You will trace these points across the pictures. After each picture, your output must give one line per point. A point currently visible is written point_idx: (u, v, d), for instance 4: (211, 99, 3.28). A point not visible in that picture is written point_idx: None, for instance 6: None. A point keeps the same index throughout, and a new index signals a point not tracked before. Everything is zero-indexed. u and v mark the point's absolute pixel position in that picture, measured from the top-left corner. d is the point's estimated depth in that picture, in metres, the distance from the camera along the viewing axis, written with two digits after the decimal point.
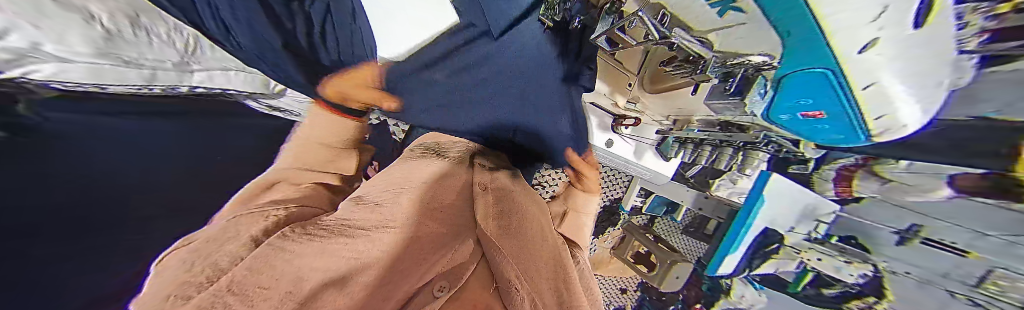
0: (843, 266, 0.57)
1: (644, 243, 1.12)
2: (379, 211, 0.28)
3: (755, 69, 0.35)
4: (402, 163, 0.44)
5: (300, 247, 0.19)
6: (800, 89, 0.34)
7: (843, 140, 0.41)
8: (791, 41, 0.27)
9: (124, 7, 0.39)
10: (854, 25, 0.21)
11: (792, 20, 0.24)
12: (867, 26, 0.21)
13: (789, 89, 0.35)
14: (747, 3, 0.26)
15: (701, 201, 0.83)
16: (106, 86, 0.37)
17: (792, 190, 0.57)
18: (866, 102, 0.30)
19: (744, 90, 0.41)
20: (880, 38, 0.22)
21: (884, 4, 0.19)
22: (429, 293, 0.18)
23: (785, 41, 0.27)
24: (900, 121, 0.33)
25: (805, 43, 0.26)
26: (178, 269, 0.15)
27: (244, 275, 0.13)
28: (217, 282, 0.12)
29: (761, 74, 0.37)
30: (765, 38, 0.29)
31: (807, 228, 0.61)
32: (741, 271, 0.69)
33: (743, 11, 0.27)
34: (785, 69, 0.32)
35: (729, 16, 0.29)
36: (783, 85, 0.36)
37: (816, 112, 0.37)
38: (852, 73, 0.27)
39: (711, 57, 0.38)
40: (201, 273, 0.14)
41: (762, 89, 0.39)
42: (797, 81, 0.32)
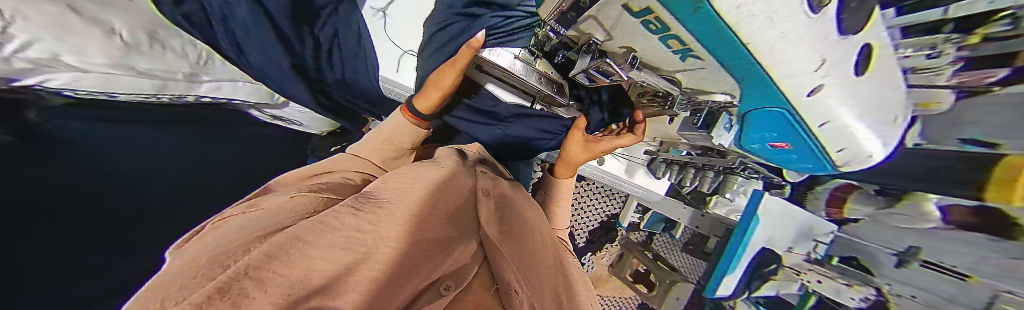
0: (843, 289, 0.54)
1: (642, 261, 1.10)
2: (383, 209, 0.27)
3: (721, 106, 0.34)
4: (411, 165, 0.43)
5: (316, 238, 0.20)
6: (761, 125, 0.29)
7: (813, 167, 0.35)
8: (740, 83, 0.24)
9: (143, 22, 0.41)
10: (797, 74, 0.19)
11: (737, 66, 0.21)
12: (812, 73, 0.18)
13: (750, 123, 0.31)
14: (702, 53, 0.22)
15: (698, 219, 0.83)
16: (114, 93, 0.41)
17: (783, 208, 0.57)
18: (831, 141, 0.26)
19: (710, 123, 0.39)
20: (825, 83, 0.19)
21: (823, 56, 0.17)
22: (435, 291, 0.20)
23: (743, 88, 0.25)
24: (866, 156, 0.28)
25: (748, 83, 0.23)
26: (213, 244, 0.18)
27: (257, 261, 0.14)
28: (221, 269, 0.13)
29: (727, 110, 0.35)
30: (723, 81, 0.26)
31: (807, 249, 0.59)
32: (739, 293, 0.67)
33: (701, 59, 0.24)
34: (747, 106, 0.28)
35: (691, 62, 0.26)
36: (744, 123, 0.33)
37: (782, 144, 0.31)
38: (808, 114, 0.23)
39: (677, 93, 0.37)
40: (209, 256, 0.15)
41: (728, 122, 0.36)
42: (756, 118, 0.29)
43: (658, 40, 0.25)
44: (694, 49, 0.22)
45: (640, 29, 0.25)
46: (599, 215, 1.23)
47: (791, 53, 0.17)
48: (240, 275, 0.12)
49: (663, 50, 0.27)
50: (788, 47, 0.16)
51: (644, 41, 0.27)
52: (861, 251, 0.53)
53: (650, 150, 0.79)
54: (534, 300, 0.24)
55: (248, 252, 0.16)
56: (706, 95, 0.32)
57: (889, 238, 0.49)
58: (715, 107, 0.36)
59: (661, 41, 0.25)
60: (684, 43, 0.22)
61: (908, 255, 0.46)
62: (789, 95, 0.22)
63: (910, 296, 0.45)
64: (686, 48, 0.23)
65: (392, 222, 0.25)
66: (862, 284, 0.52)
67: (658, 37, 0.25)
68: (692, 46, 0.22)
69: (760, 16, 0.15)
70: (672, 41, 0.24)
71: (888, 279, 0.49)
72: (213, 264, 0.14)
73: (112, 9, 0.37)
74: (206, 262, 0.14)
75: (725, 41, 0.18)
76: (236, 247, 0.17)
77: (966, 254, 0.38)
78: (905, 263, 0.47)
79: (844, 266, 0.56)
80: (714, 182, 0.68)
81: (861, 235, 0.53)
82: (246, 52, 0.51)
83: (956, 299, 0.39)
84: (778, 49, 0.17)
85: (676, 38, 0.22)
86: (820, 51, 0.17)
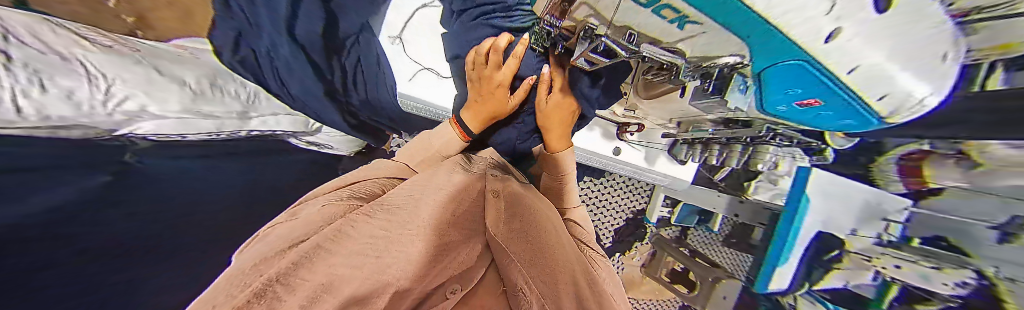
0: (932, 275, 0.47)
1: (678, 259, 1.04)
2: (400, 213, 0.30)
3: (730, 68, 0.32)
4: (429, 171, 0.45)
5: (336, 246, 0.23)
6: (783, 79, 0.27)
7: (854, 125, 0.32)
8: (744, 36, 0.22)
9: (206, 75, 0.50)
10: (806, 17, 0.16)
11: (732, 15, 0.19)
12: (824, 16, 0.15)
13: (769, 81, 0.29)
14: (698, 17, 0.21)
15: (738, 206, 0.77)
16: (187, 135, 0.46)
17: (834, 184, 0.53)
18: (864, 83, 0.22)
19: (722, 87, 0.38)
20: (843, 27, 0.16)
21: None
22: (443, 294, 0.24)
23: (749, 40, 0.22)
24: (899, 105, 0.25)
25: (752, 31, 0.20)
26: (252, 258, 0.21)
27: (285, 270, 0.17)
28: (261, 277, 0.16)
29: (739, 71, 0.32)
30: (728, 43, 0.25)
31: (876, 231, 0.54)
32: (797, 287, 0.61)
33: (699, 23, 0.23)
34: (762, 62, 0.26)
35: (690, 28, 0.25)
36: (764, 81, 0.30)
37: (811, 100, 0.28)
38: (831, 58, 0.20)
39: (682, 64, 0.35)
40: (245, 269, 0.18)
41: (742, 83, 0.35)
42: (775, 70, 0.26)
43: (653, 11, 0.25)
44: (689, 15, 0.22)
45: (635, 6, 0.25)
46: (623, 212, 1.17)
47: None
48: (276, 281, 0.15)
49: (659, 21, 0.26)
50: None
51: (640, 16, 0.27)
52: (951, 230, 0.47)
53: (669, 133, 0.73)
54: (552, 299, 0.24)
55: (275, 263, 0.19)
56: (712, 59, 0.31)
57: (986, 211, 0.41)
58: (726, 71, 0.34)
59: (654, 13, 0.25)
60: (678, 11, 0.22)
61: (1012, 227, 0.38)
62: (802, 40, 0.18)
63: None
64: (681, 16, 0.23)
65: (404, 226, 0.27)
66: (957, 267, 0.45)
67: (650, 9, 0.24)
68: (687, 13, 0.22)
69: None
70: (666, 11, 0.23)
71: (992, 260, 0.41)
72: (254, 273, 0.17)
73: (182, 66, 0.47)
74: (248, 270, 0.17)
75: None
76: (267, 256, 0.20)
77: None
78: (1009, 239, 0.39)
79: (931, 247, 0.49)
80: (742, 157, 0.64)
81: (946, 208, 0.47)
82: (285, 83, 0.58)
83: None
84: None
85: (670, 7, 0.22)
86: None
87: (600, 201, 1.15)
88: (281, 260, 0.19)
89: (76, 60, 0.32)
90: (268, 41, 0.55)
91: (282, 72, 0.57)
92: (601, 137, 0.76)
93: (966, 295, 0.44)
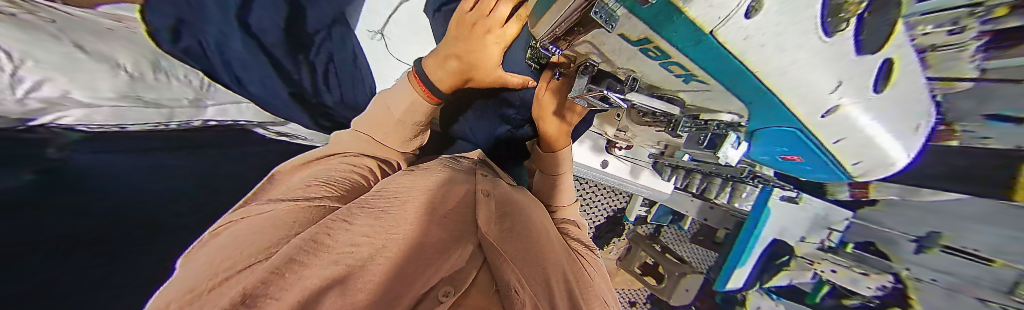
0: (861, 279, 0.55)
1: (651, 255, 1.09)
2: (384, 218, 0.29)
3: (726, 124, 0.33)
4: (410, 173, 0.43)
5: (312, 258, 0.21)
6: (767, 139, 0.29)
7: (824, 177, 0.34)
8: (745, 101, 0.22)
9: (144, 53, 0.44)
10: (813, 96, 0.17)
11: (740, 87, 0.19)
12: (830, 95, 0.16)
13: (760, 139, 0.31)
14: (706, 78, 0.21)
15: (707, 211, 0.82)
16: (127, 125, 0.41)
17: (793, 203, 0.59)
18: (847, 151, 0.25)
19: (718, 143, 0.35)
20: (842, 103, 0.17)
21: (838, 79, 0.15)
22: (435, 297, 0.22)
23: (750, 108, 0.23)
24: (873, 164, 0.27)
25: (755, 100, 0.21)
26: (203, 273, 0.18)
27: (256, 286, 0.15)
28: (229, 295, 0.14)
29: (734, 128, 0.33)
30: (730, 103, 0.25)
31: (821, 237, 0.60)
32: (752, 285, 0.70)
33: (706, 83, 0.22)
34: (756, 124, 0.26)
35: (695, 84, 0.25)
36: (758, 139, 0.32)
37: (795, 157, 0.30)
38: (819, 129, 0.21)
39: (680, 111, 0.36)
40: (207, 286, 0.16)
41: (738, 138, 0.33)
42: (766, 134, 0.27)
43: (661, 64, 0.24)
44: (697, 74, 0.21)
45: (641, 55, 0.24)
46: (605, 209, 1.22)
47: (808, 78, 0.14)
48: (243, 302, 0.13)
49: (666, 73, 0.26)
50: (803, 75, 0.14)
51: (644, 65, 0.26)
52: (880, 237, 0.53)
53: (653, 153, 0.76)
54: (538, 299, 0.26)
55: (246, 277, 0.17)
56: (712, 113, 0.32)
57: (912, 225, 0.49)
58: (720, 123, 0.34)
59: (662, 66, 0.24)
60: (688, 70, 0.21)
61: (930, 241, 0.46)
62: (801, 115, 0.20)
63: (930, 279, 0.47)
64: (688, 73, 0.22)
65: (390, 232, 0.27)
66: (880, 272, 0.53)
67: (658, 62, 0.23)
68: (697, 73, 0.21)
69: (765, 47, 0.12)
70: (673, 67, 0.23)
71: (908, 263, 0.50)
72: (215, 294, 0.15)
73: (114, 43, 0.40)
74: (207, 290, 0.15)
75: (725, 64, 0.16)
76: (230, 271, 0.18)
77: (987, 236, 0.39)
78: (926, 249, 0.47)
79: (860, 252, 0.56)
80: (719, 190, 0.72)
81: (881, 220, 0.53)
82: (244, 83, 0.59)
83: (979, 281, 0.40)
84: (791, 76, 0.14)
85: (677, 65, 0.21)
86: (839, 73, 0.14)
87: (585, 201, 1.19)
88: (259, 270, 0.17)
89: None
90: (217, 33, 0.54)
91: (242, 72, 0.58)
92: (589, 150, 0.77)
93: (884, 294, 0.54)
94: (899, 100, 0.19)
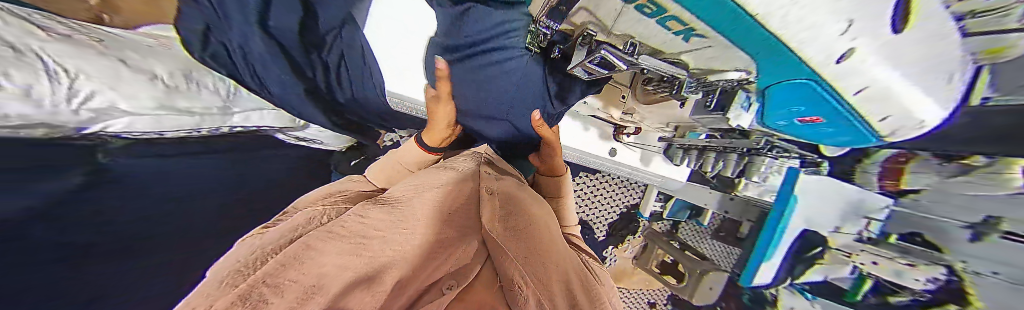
0: (905, 270, 0.50)
1: (668, 252, 1.05)
2: (395, 213, 0.30)
3: (737, 83, 0.33)
4: (422, 171, 0.44)
5: (325, 244, 0.22)
6: (786, 96, 0.28)
7: (852, 141, 0.34)
8: (753, 54, 0.22)
9: (179, 66, 0.47)
10: (819, 40, 0.16)
11: (745, 34, 0.19)
12: (837, 38, 0.15)
13: (773, 98, 0.31)
14: (706, 30, 0.21)
15: (728, 203, 0.78)
16: (164, 132, 0.46)
17: (820, 182, 0.54)
18: (869, 107, 0.24)
19: (726, 104, 0.39)
20: (857, 48, 0.16)
21: (848, 19, 0.13)
22: (437, 291, 0.21)
23: (757, 59, 0.23)
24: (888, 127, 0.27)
25: (762, 52, 0.21)
26: (231, 260, 0.20)
27: (274, 269, 0.17)
28: (250, 276, 0.16)
29: (742, 87, 0.34)
30: (737, 57, 0.25)
31: (857, 228, 0.56)
32: (783, 280, 0.65)
33: (706, 37, 0.23)
34: (768, 79, 0.27)
35: (695, 41, 0.25)
36: (767, 97, 0.32)
37: (813, 118, 0.30)
38: (834, 80, 0.20)
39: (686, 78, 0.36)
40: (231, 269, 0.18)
41: (745, 101, 0.36)
42: (780, 88, 0.27)
43: (658, 23, 0.24)
44: (696, 27, 0.22)
45: (637, 14, 0.25)
46: (617, 206, 1.19)
47: (802, 17, 0.14)
48: (261, 280, 0.15)
49: (665, 33, 0.26)
50: (794, 14, 0.14)
51: (643, 25, 0.27)
52: (926, 227, 0.48)
53: (664, 137, 0.73)
54: (544, 293, 0.24)
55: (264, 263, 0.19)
56: (718, 74, 0.31)
57: (966, 209, 0.42)
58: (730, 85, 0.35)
59: (660, 23, 0.25)
60: (685, 23, 0.21)
61: (986, 226, 0.39)
62: (814, 61, 0.19)
63: (989, 272, 0.39)
64: (687, 28, 0.22)
65: (398, 226, 0.27)
66: (929, 263, 0.47)
67: (655, 20, 0.24)
68: (694, 25, 0.21)
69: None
70: (672, 22, 0.23)
71: (964, 255, 0.43)
72: (241, 273, 0.17)
73: (153, 58, 0.43)
74: (237, 274, 0.16)
75: (722, 9, 0.17)
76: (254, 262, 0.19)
77: None
78: (980, 236, 0.40)
79: (905, 244, 0.51)
80: (737, 167, 0.63)
81: (924, 207, 0.48)
82: (265, 83, 0.56)
83: None
84: (783, 15, 0.14)
85: (676, 19, 0.22)
86: (848, 13, 0.13)
87: (595, 196, 1.16)
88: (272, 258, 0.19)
89: (30, 51, 0.29)
90: (240, 35, 0.51)
91: (261, 72, 0.55)
92: (598, 137, 0.75)
93: (935, 289, 0.48)
94: (932, 49, 0.16)
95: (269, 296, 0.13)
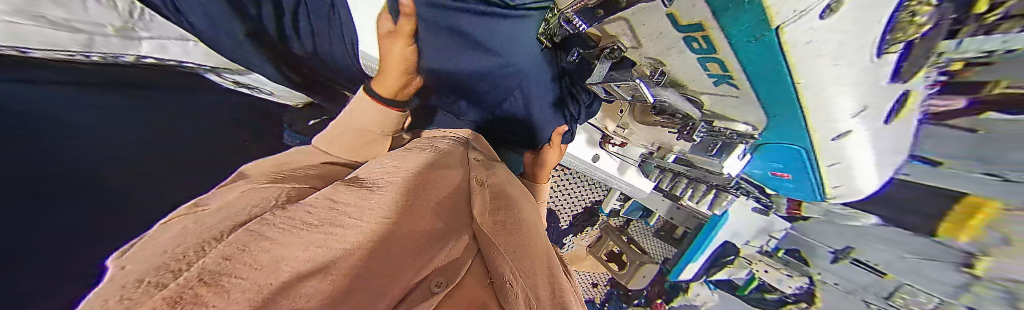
0: (785, 279, 0.71)
1: (618, 244, 1.21)
2: (372, 198, 0.25)
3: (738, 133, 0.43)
4: (396, 152, 0.40)
5: (280, 232, 0.16)
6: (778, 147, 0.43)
7: (799, 181, 0.51)
8: (766, 103, 0.32)
9: None
10: (822, 94, 0.26)
11: (770, 85, 0.27)
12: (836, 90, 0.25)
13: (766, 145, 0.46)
14: (740, 79, 0.29)
15: (675, 211, 0.89)
16: (29, 49, 0.31)
17: (744, 215, 0.71)
18: (830, 154, 0.38)
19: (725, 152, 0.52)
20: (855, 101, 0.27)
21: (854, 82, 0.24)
22: (426, 287, 0.20)
23: (769, 110, 0.33)
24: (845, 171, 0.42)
25: (776, 101, 0.30)
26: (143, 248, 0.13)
27: (220, 263, 0.11)
28: (192, 267, 0.10)
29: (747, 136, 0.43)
30: (750, 106, 0.34)
31: (762, 242, 0.73)
32: (699, 276, 0.85)
33: (737, 86, 0.31)
34: (768, 133, 0.40)
35: (723, 87, 0.33)
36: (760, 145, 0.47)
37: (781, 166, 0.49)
38: (817, 127, 0.33)
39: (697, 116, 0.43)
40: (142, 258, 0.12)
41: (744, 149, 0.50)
42: (772, 135, 0.40)
43: (699, 62, 0.30)
44: (734, 74, 0.29)
45: (684, 51, 0.29)
46: (583, 200, 1.23)
47: (826, 77, 0.23)
48: (198, 278, 0.09)
49: (699, 73, 0.32)
50: (823, 71, 0.22)
51: (679, 58, 0.31)
52: (804, 245, 0.66)
53: (646, 154, 0.74)
54: (529, 295, 0.25)
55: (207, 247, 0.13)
56: (728, 122, 0.41)
57: (833, 240, 0.60)
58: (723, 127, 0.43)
59: (700, 64, 0.30)
60: (729, 70, 0.28)
61: (842, 253, 0.60)
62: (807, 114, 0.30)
63: (834, 283, 0.63)
64: (726, 73, 0.29)
65: (377, 213, 0.23)
66: (800, 275, 0.68)
67: (702, 62, 0.29)
68: (734, 73, 0.28)
69: (824, 56, 0.20)
70: (711, 64, 0.29)
71: (820, 268, 0.64)
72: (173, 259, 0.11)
73: None
74: (159, 265, 0.10)
75: (771, 71, 0.25)
76: (189, 246, 0.13)
77: (882, 253, 0.53)
78: (839, 259, 0.60)
79: (787, 257, 0.70)
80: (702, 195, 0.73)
81: (810, 232, 0.64)
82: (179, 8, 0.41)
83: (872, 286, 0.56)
84: (816, 69, 0.22)
85: (717, 62, 0.28)
86: (846, 72, 0.22)
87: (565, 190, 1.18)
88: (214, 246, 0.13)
89: None
90: None
91: None
92: (584, 142, 0.76)
93: (798, 292, 0.71)
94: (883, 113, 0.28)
95: (216, 300, 0.08)
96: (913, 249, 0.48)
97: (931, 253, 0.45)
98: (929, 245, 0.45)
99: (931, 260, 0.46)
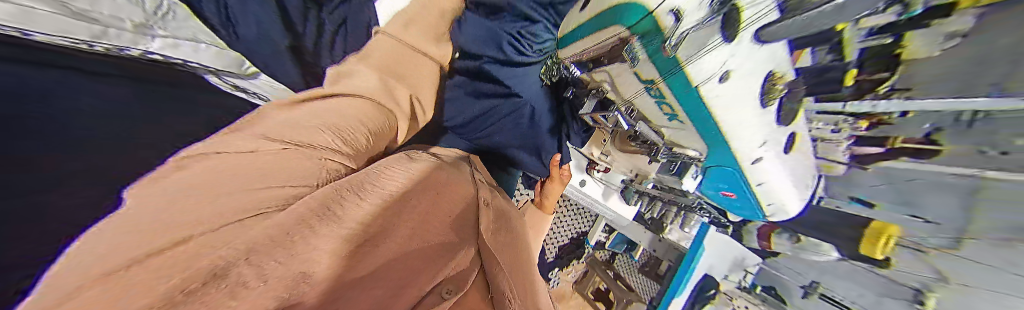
0: None
1: (604, 280, 1.17)
2: (391, 216, 0.31)
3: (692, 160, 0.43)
4: (416, 163, 0.46)
5: (317, 256, 0.23)
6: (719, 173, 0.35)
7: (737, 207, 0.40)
8: (705, 140, 0.29)
9: None
10: (748, 146, 0.24)
11: (703, 130, 0.27)
12: (756, 146, 0.24)
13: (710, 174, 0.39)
14: (684, 119, 0.30)
15: (656, 242, 0.89)
16: None
17: (726, 247, 0.65)
18: (769, 197, 0.32)
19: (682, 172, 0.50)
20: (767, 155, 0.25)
21: (764, 140, 0.23)
22: (437, 294, 0.27)
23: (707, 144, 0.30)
24: (784, 207, 0.32)
25: (712, 147, 0.29)
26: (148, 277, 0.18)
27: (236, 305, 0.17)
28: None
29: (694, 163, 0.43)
30: (695, 140, 0.32)
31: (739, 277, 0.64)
32: None
33: (682, 123, 0.31)
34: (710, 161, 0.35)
35: (672, 122, 0.33)
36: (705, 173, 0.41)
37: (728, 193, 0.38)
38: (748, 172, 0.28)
39: (662, 146, 0.46)
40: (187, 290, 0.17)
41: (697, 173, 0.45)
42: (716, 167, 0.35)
43: (653, 103, 0.33)
44: (680, 115, 0.30)
45: (644, 94, 0.34)
46: (571, 231, 1.28)
47: (743, 128, 0.22)
48: None
49: (655, 109, 0.34)
50: (733, 121, 0.22)
51: (642, 98, 0.35)
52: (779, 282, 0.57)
53: (626, 179, 0.78)
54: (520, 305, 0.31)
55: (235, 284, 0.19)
56: (681, 147, 0.39)
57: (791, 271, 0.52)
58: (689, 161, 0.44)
59: (656, 104, 0.33)
60: (674, 110, 0.30)
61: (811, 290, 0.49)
62: (739, 157, 0.27)
63: None
64: (673, 113, 0.31)
65: (393, 237, 0.29)
66: None
67: (654, 99, 0.32)
68: (678, 113, 0.29)
69: (740, 109, 0.21)
70: (664, 106, 0.31)
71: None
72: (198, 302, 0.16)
73: None
74: (213, 308, 0.16)
75: (691, 101, 0.24)
76: (192, 290, 0.18)
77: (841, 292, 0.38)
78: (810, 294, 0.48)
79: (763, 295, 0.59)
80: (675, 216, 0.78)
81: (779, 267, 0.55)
82: None
83: None
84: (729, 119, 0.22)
85: (665, 104, 0.30)
86: (766, 134, 0.22)
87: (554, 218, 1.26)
88: (234, 285, 0.19)
89: None
90: None
91: None
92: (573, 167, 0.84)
93: None
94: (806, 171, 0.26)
95: None
96: (851, 283, 0.33)
97: (877, 289, 0.30)
98: (854, 270, 0.32)
99: (856, 279, 0.32)
